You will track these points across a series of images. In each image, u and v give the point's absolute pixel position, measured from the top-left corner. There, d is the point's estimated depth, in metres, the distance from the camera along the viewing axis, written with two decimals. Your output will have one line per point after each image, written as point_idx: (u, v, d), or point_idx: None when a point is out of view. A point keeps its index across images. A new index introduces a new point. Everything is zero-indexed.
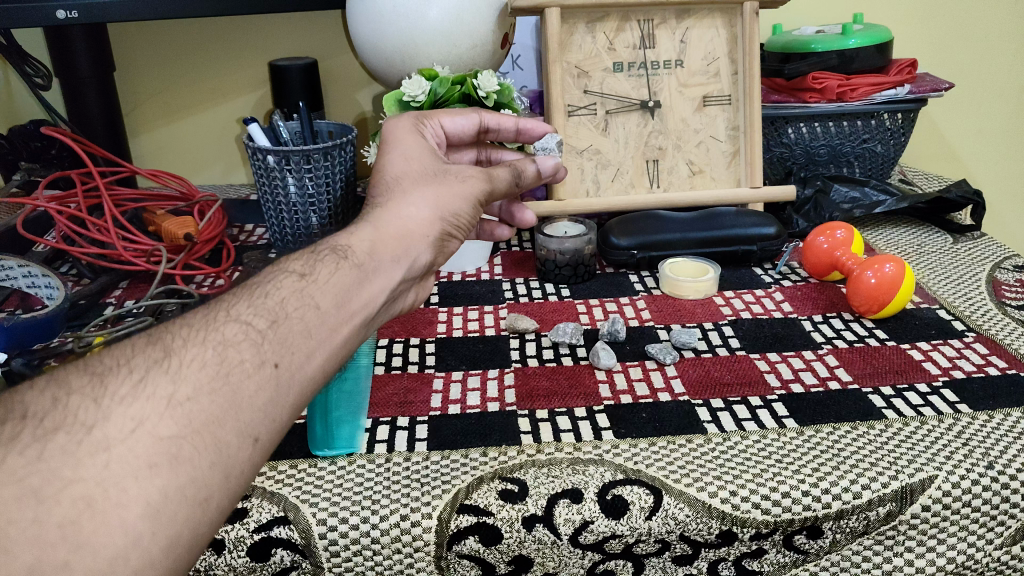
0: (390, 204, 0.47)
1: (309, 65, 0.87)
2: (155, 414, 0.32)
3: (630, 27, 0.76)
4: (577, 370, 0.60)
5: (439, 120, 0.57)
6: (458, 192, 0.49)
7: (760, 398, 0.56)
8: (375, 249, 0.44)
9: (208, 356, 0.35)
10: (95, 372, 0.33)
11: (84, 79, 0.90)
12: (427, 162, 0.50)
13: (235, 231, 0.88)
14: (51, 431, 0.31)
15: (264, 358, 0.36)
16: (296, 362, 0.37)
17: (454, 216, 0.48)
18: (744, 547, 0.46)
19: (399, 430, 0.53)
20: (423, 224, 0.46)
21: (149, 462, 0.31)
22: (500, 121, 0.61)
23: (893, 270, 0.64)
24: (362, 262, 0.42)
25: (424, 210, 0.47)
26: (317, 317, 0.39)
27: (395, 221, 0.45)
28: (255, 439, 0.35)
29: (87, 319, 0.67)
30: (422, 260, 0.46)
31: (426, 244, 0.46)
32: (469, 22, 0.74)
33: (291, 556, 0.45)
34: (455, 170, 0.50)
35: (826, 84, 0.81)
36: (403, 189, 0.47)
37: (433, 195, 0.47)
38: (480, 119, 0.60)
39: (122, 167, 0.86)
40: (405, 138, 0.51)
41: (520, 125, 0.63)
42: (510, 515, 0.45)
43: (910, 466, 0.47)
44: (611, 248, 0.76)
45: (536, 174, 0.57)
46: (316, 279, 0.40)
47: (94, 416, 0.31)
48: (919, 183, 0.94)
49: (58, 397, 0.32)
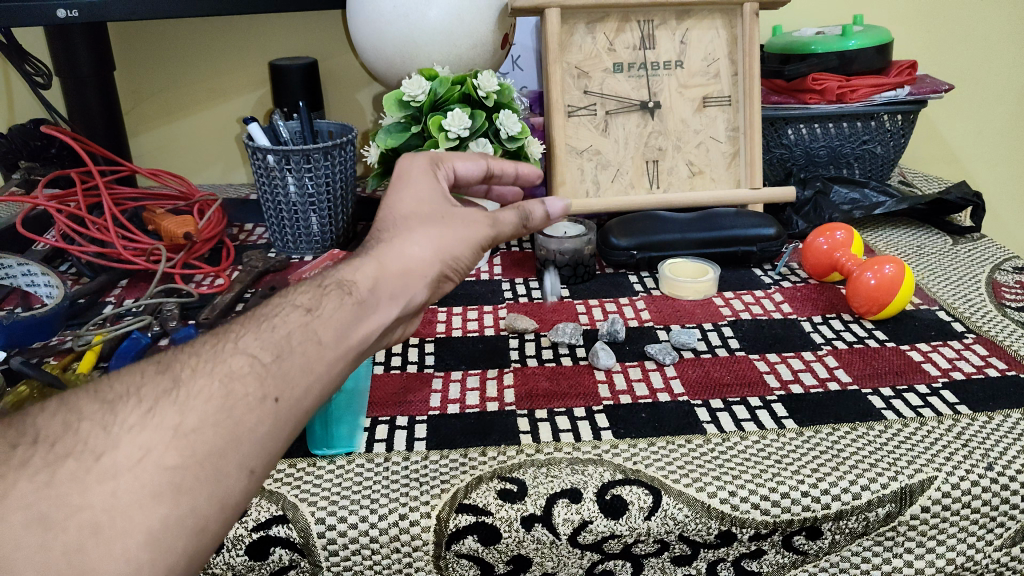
0: (396, 239, 0.45)
1: (309, 65, 0.87)
2: (162, 444, 0.32)
3: (631, 27, 0.77)
4: (576, 370, 0.60)
5: (451, 164, 0.52)
6: (461, 234, 0.46)
7: (760, 399, 0.56)
8: (378, 286, 0.42)
9: (215, 388, 0.35)
10: (107, 400, 0.34)
11: (84, 78, 0.90)
12: (437, 202, 0.48)
13: (234, 230, 0.88)
14: (62, 457, 0.31)
15: (266, 392, 0.35)
16: (296, 396, 0.36)
17: (456, 259, 0.46)
18: (743, 547, 0.46)
19: (398, 429, 0.53)
20: (425, 262, 0.45)
21: (152, 491, 0.31)
22: (507, 169, 0.56)
23: (893, 270, 0.64)
24: (364, 296, 0.41)
25: (429, 248, 0.45)
26: (318, 351, 0.38)
27: (398, 260, 0.44)
28: (252, 471, 0.34)
29: (87, 317, 0.67)
30: (418, 300, 0.45)
31: (425, 283, 0.45)
32: (469, 23, 0.74)
33: (290, 555, 0.45)
34: (462, 215, 0.47)
35: (826, 85, 0.82)
36: (408, 226, 0.46)
37: (438, 236, 0.46)
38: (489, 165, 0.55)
39: (123, 168, 0.86)
40: (419, 179, 0.49)
41: (524, 174, 0.57)
42: (509, 515, 0.45)
43: (910, 467, 0.48)
44: (610, 248, 0.76)
45: (546, 215, 0.52)
46: (322, 313, 0.39)
47: (103, 443, 0.32)
48: (919, 184, 0.94)
49: (70, 422, 0.33)
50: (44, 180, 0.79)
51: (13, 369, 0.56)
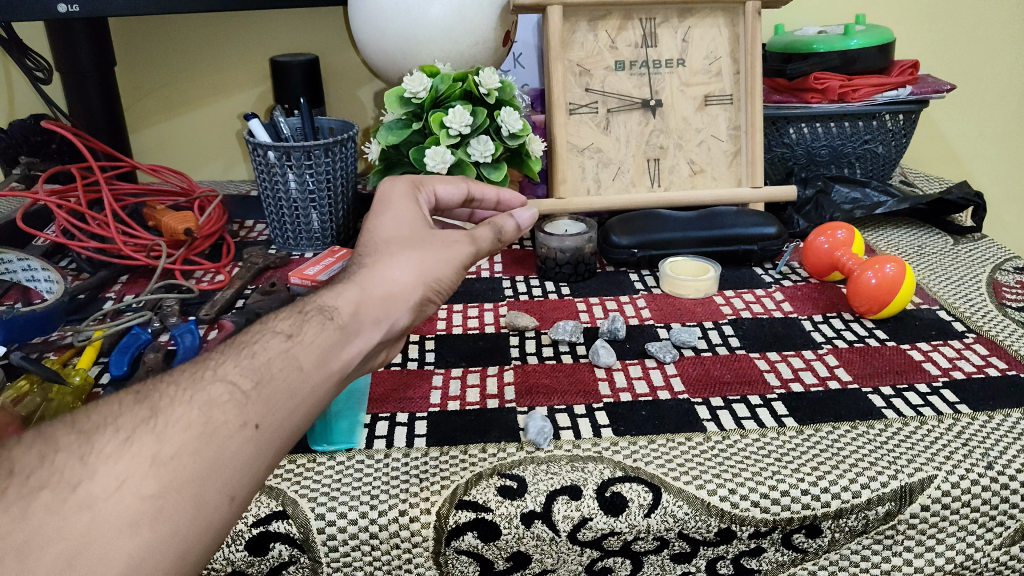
0: (379, 263, 0.46)
1: (310, 62, 0.87)
2: (140, 471, 0.32)
3: (633, 25, 0.77)
4: (577, 368, 0.60)
5: (432, 187, 0.55)
6: (443, 255, 0.48)
7: (760, 397, 0.56)
8: (361, 310, 0.43)
9: (194, 415, 0.35)
10: (83, 430, 0.33)
11: (85, 73, 0.90)
12: (418, 226, 0.49)
13: (235, 226, 0.88)
14: (37, 487, 0.31)
15: (247, 418, 0.36)
16: (278, 420, 0.37)
17: (437, 281, 0.47)
18: (743, 545, 0.46)
19: (398, 426, 0.53)
20: (407, 285, 0.46)
21: (130, 519, 0.31)
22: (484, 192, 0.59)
23: (894, 271, 0.64)
24: (347, 322, 0.42)
25: (412, 270, 0.46)
26: (300, 377, 0.39)
27: (381, 284, 0.45)
28: (233, 497, 0.35)
29: (87, 313, 0.67)
30: (401, 323, 0.45)
31: (408, 307, 0.46)
32: (471, 19, 0.74)
33: (289, 550, 0.45)
34: (443, 236, 0.49)
35: (829, 84, 0.81)
36: (391, 251, 0.47)
37: (421, 258, 0.47)
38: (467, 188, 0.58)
39: (123, 164, 0.85)
40: (400, 204, 0.51)
41: (501, 197, 0.61)
42: (509, 511, 0.45)
43: (910, 465, 0.47)
44: (611, 246, 0.76)
45: (517, 228, 0.55)
46: (303, 338, 0.40)
47: (80, 473, 0.32)
48: (920, 184, 0.94)
49: (46, 452, 0.32)
50: (44, 175, 0.78)
51: (12, 364, 0.56)
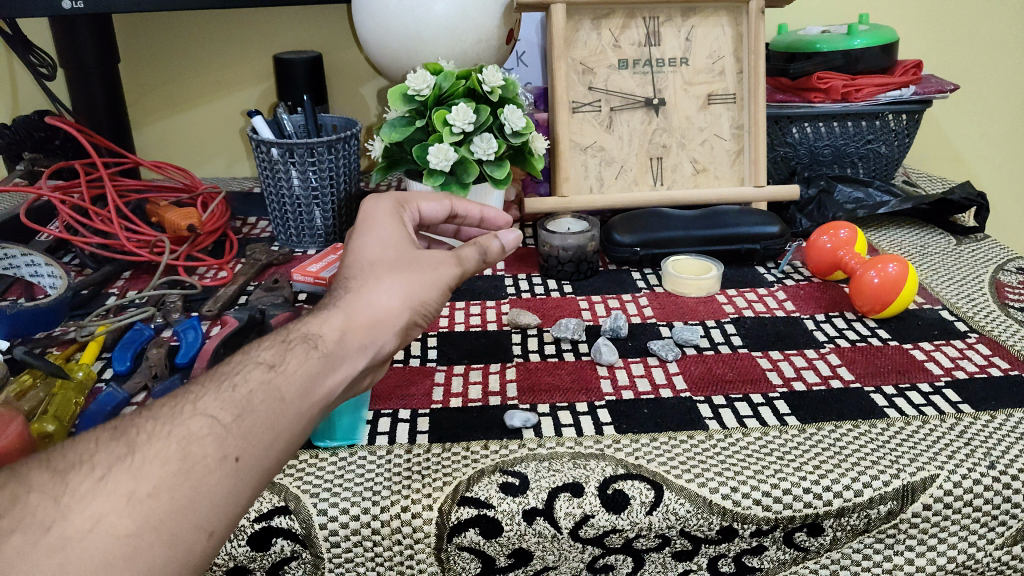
0: (364, 286, 0.44)
1: (314, 59, 0.87)
2: (115, 511, 0.32)
3: (637, 24, 0.77)
4: (579, 366, 0.60)
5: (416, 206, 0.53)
6: (431, 277, 0.46)
7: (762, 396, 0.56)
8: (344, 337, 0.41)
9: (171, 451, 0.34)
10: (57, 469, 0.33)
11: (89, 70, 0.90)
12: (403, 245, 0.47)
13: (238, 223, 0.88)
14: (7, 531, 0.31)
15: (226, 451, 0.35)
16: (259, 453, 0.36)
17: (424, 304, 0.45)
18: (744, 544, 0.47)
19: (401, 423, 0.53)
20: (394, 309, 0.43)
21: (104, 562, 0.31)
22: (467, 209, 0.57)
23: (897, 271, 0.63)
24: (330, 349, 0.40)
25: (399, 293, 0.44)
26: (281, 408, 0.38)
27: (367, 310, 0.43)
28: (211, 532, 0.34)
29: (90, 309, 0.67)
30: (386, 348, 0.43)
31: (394, 331, 0.44)
32: (475, 17, 0.74)
33: (291, 545, 0.45)
34: (430, 256, 0.47)
35: (831, 84, 0.82)
36: (377, 273, 0.45)
37: (407, 281, 0.45)
38: (451, 205, 0.56)
39: (126, 160, 0.85)
40: (385, 222, 0.48)
41: (485, 214, 0.59)
42: (510, 508, 0.45)
43: (912, 464, 0.47)
44: (614, 245, 0.76)
45: (502, 248, 0.52)
46: (285, 369, 0.39)
47: (52, 514, 0.32)
48: (923, 184, 0.94)
49: (17, 494, 0.32)
50: (48, 171, 0.79)
51: (15, 358, 0.56)
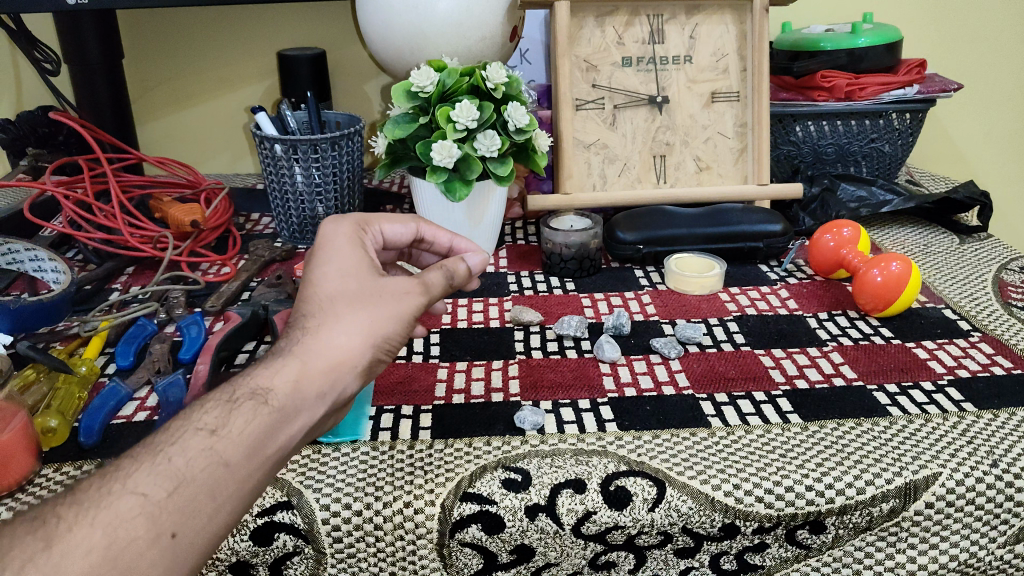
0: (323, 326, 0.42)
1: (318, 55, 0.87)
2: None
3: (641, 21, 0.77)
4: (582, 363, 0.60)
5: (380, 226, 0.51)
6: (396, 309, 0.43)
7: (765, 393, 0.56)
8: (298, 388, 0.40)
9: (97, 539, 0.33)
10: None
11: (93, 66, 0.90)
12: (365, 275, 0.44)
13: (241, 220, 0.88)
14: None
15: (161, 529, 0.34)
16: (197, 527, 0.35)
17: (389, 340, 0.43)
18: (746, 541, 0.47)
19: (404, 418, 0.53)
20: (355, 350, 0.41)
21: None
22: (435, 234, 0.55)
23: (900, 268, 0.63)
24: (283, 404, 0.39)
25: (361, 331, 0.42)
26: (226, 475, 0.37)
27: (323, 356, 0.41)
28: None
29: (92, 304, 0.67)
30: (347, 391, 0.42)
31: (356, 373, 0.42)
32: (479, 15, 0.74)
33: (293, 541, 0.45)
34: (395, 284, 0.44)
35: (835, 83, 0.82)
36: (336, 310, 0.42)
37: (368, 318, 0.42)
38: (417, 227, 0.54)
39: (129, 156, 0.85)
40: (345, 250, 0.45)
41: (455, 242, 0.56)
42: (513, 504, 0.45)
43: (915, 462, 0.47)
44: (616, 242, 0.75)
45: (469, 273, 0.49)
46: (228, 433, 0.37)
47: None
48: (927, 184, 0.94)
49: None
50: (51, 166, 0.79)
51: (19, 353, 0.56)
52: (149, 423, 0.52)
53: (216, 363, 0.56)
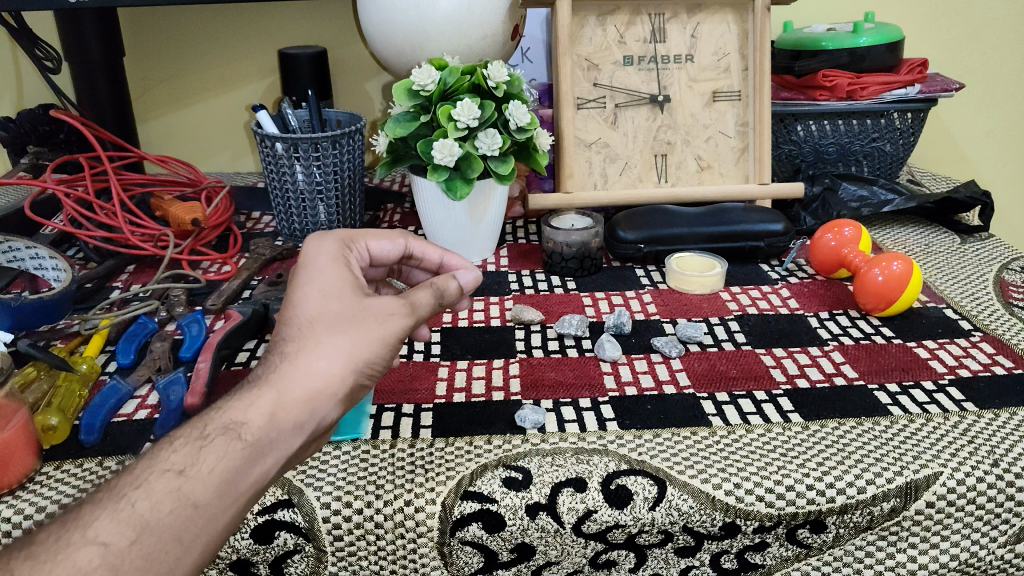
0: (303, 351, 0.41)
1: (319, 54, 0.87)
2: None
3: (642, 20, 0.77)
4: (582, 362, 0.60)
5: (366, 242, 0.50)
6: (378, 332, 0.42)
7: (766, 392, 0.56)
8: (275, 420, 0.39)
9: None
10: None
11: (94, 64, 0.90)
12: (348, 296, 0.43)
13: (242, 218, 0.88)
14: None
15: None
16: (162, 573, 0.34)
17: (371, 364, 0.42)
18: (747, 540, 0.47)
19: (404, 417, 0.53)
20: (335, 376, 0.40)
21: None
22: (425, 249, 0.55)
23: (901, 267, 0.63)
24: (257, 437, 0.38)
25: (341, 355, 0.41)
26: (193, 516, 0.36)
27: (300, 384, 0.40)
28: None
29: (93, 302, 0.67)
30: (327, 419, 0.41)
31: (337, 400, 0.41)
32: (480, 13, 0.74)
33: (294, 539, 0.45)
34: (379, 304, 0.43)
35: (837, 83, 0.81)
36: (316, 334, 0.41)
37: (349, 342, 0.41)
38: (406, 243, 0.53)
39: (130, 154, 0.85)
40: (329, 269, 0.44)
41: (445, 258, 0.56)
42: (514, 502, 0.45)
43: (915, 462, 0.47)
44: (617, 241, 0.75)
45: (461, 290, 0.48)
46: (196, 472, 0.36)
47: None
48: (928, 183, 0.94)
49: None
50: (52, 164, 0.79)
51: (20, 350, 0.56)
52: (149, 421, 0.52)
53: (217, 362, 0.56)
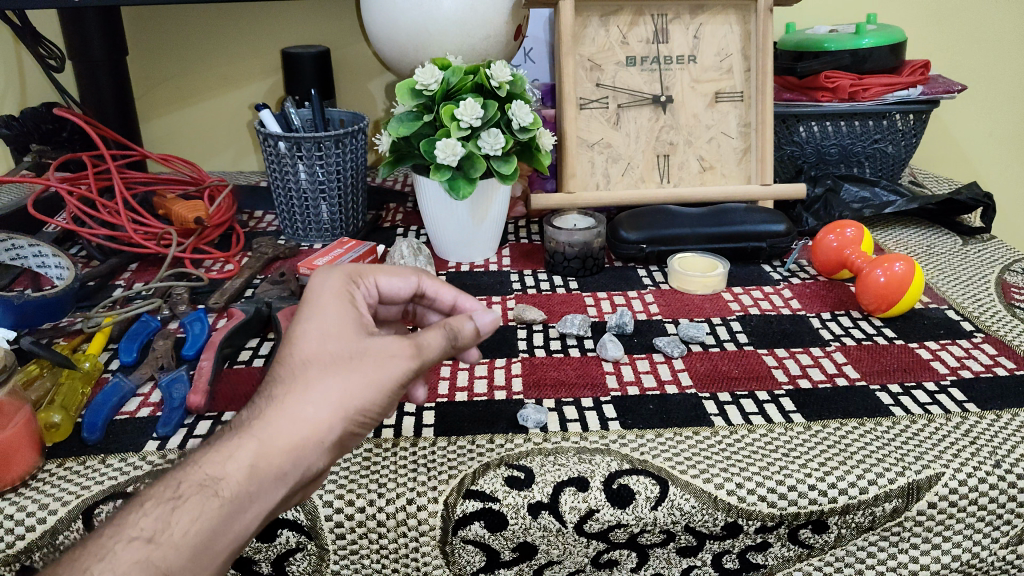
0: (291, 397, 0.39)
1: (322, 53, 0.87)
2: None
3: (645, 21, 0.77)
4: (584, 362, 0.60)
5: (376, 278, 0.48)
6: (372, 377, 0.40)
7: (768, 392, 0.56)
8: (254, 473, 0.37)
9: None
10: None
11: (97, 63, 0.90)
12: (347, 336, 0.41)
13: (244, 217, 0.88)
14: None
15: None
16: None
17: (363, 411, 0.39)
18: (749, 540, 0.47)
19: (407, 416, 0.53)
20: (323, 425, 0.38)
21: None
22: (439, 290, 0.51)
23: (903, 269, 0.63)
24: (235, 494, 0.37)
25: (331, 403, 0.39)
26: None
27: (285, 434, 0.38)
28: None
29: (96, 300, 0.67)
30: (315, 467, 0.39)
31: (324, 449, 0.39)
32: (483, 13, 0.74)
33: (296, 537, 0.45)
34: (378, 347, 0.41)
35: (838, 84, 0.81)
36: (308, 376, 0.39)
37: (340, 387, 0.39)
38: (418, 282, 0.50)
39: (134, 153, 0.85)
40: (330, 306, 0.42)
41: (460, 300, 0.52)
42: (516, 501, 0.45)
43: (918, 462, 0.47)
44: (619, 242, 0.75)
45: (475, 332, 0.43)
46: (168, 537, 0.35)
47: None
48: (929, 185, 0.94)
49: None
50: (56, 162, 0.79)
51: (23, 348, 0.56)
52: (151, 420, 0.52)
53: (219, 360, 0.56)
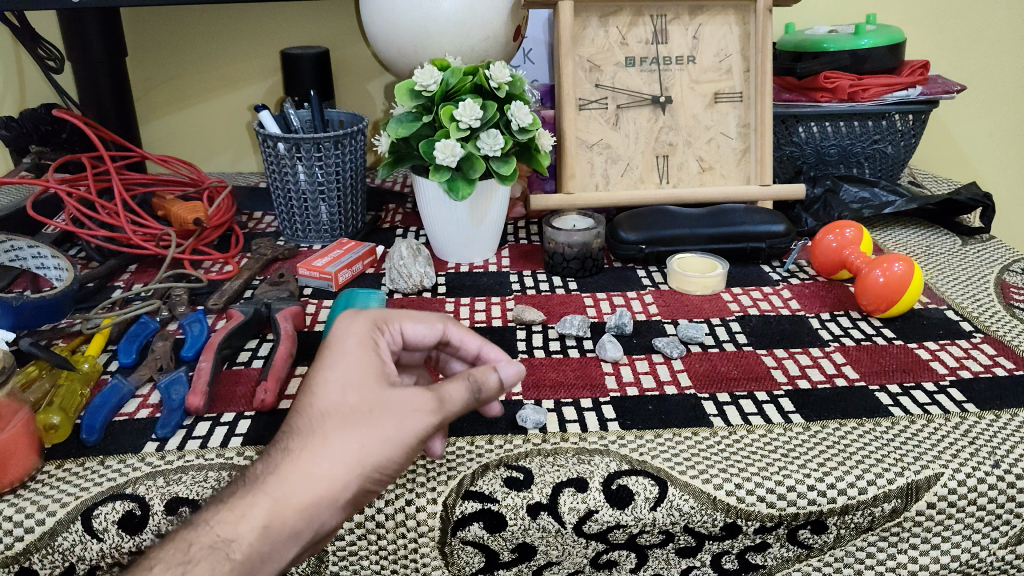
0: (308, 452, 0.39)
1: (321, 54, 0.87)
2: None
3: (644, 21, 0.77)
4: (583, 362, 0.60)
5: (401, 325, 0.46)
6: (389, 435, 0.39)
7: (767, 393, 0.56)
8: (267, 533, 0.38)
9: None
10: None
11: (96, 64, 0.90)
12: (367, 389, 0.41)
13: (244, 219, 0.88)
14: None
15: None
16: None
17: (379, 468, 0.39)
18: (747, 540, 0.47)
19: None
20: (338, 483, 0.39)
21: None
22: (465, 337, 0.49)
23: (902, 269, 0.63)
24: (248, 554, 0.37)
25: (347, 461, 0.39)
26: None
27: (299, 492, 0.38)
28: None
29: (95, 301, 0.67)
30: (330, 524, 0.39)
31: (338, 507, 0.39)
32: (483, 14, 0.74)
33: None
34: (397, 403, 0.40)
35: (838, 84, 0.81)
36: (325, 431, 0.39)
37: (356, 445, 0.39)
38: (444, 329, 0.48)
39: (133, 154, 0.85)
40: (353, 355, 0.42)
41: (485, 348, 0.49)
42: (515, 502, 0.45)
43: (917, 462, 0.47)
44: (619, 243, 0.75)
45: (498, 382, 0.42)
46: None
47: None
48: (929, 185, 0.94)
49: None
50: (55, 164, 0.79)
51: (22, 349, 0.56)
52: (150, 421, 0.52)
53: (218, 362, 0.56)
